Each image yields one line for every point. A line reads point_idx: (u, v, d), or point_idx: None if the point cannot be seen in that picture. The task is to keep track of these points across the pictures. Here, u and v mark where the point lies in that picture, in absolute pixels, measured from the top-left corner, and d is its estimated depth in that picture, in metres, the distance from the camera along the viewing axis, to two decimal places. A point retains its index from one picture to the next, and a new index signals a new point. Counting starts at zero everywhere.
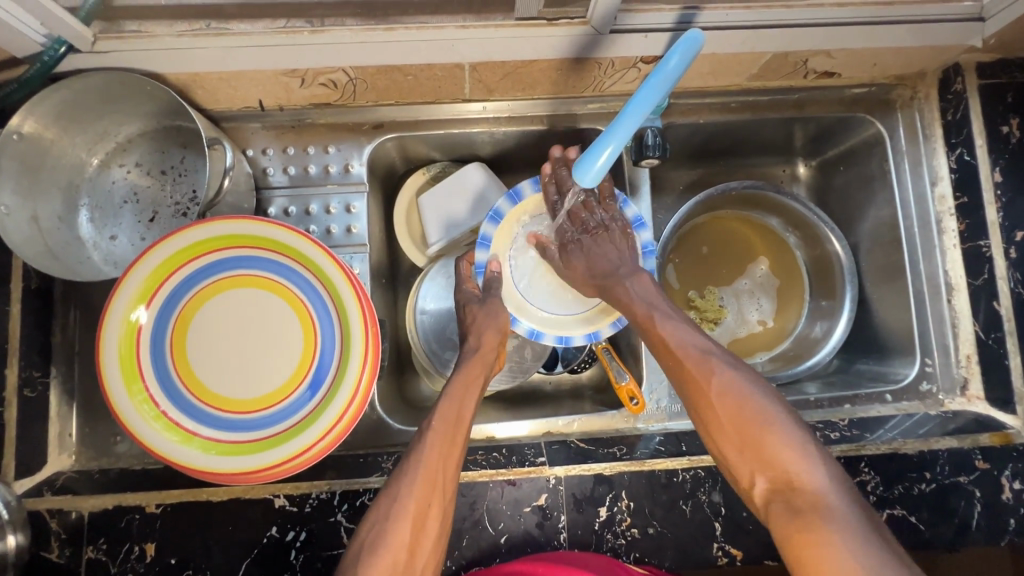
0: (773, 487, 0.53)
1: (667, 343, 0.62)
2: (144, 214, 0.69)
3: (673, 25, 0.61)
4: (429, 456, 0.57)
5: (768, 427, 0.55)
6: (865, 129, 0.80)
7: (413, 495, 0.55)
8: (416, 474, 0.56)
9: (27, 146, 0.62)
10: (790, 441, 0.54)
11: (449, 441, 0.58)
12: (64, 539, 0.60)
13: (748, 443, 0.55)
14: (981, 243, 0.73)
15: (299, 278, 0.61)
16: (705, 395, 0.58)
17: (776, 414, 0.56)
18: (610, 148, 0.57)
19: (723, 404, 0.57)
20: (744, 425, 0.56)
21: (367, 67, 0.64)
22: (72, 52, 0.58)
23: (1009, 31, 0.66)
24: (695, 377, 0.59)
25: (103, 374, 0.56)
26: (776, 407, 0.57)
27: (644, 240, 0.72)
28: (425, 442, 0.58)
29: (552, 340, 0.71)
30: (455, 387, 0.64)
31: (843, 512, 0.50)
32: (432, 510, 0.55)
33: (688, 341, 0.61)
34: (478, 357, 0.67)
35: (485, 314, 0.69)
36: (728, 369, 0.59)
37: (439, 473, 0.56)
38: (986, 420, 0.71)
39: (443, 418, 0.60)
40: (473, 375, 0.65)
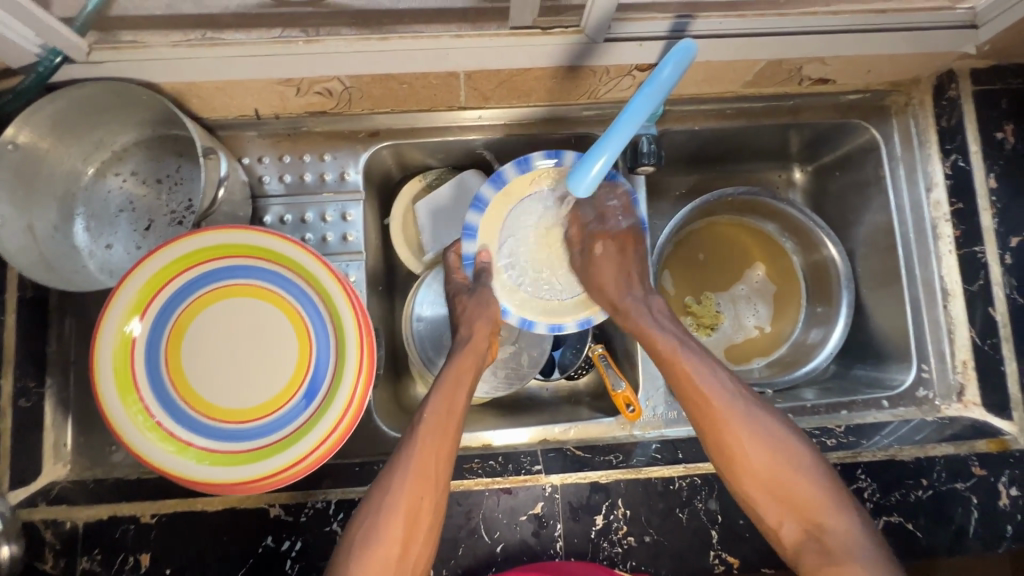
0: (803, 532, 0.58)
1: (694, 387, 0.63)
2: (140, 223, 0.69)
3: (667, 33, 0.61)
4: (421, 450, 0.57)
5: (797, 472, 0.59)
6: (861, 135, 0.80)
7: (406, 491, 0.56)
8: (408, 470, 0.56)
9: (22, 156, 0.61)
10: (818, 485, 0.59)
11: (442, 435, 0.59)
12: (59, 550, 0.60)
13: (778, 488, 0.59)
14: (977, 250, 0.73)
15: (294, 287, 0.61)
16: (738, 449, 0.60)
17: (805, 458, 0.60)
18: (604, 158, 0.56)
19: (755, 453, 0.60)
20: (776, 473, 0.59)
21: (363, 76, 0.64)
22: (67, 62, 0.58)
23: (1003, 38, 0.66)
24: (726, 426, 0.61)
25: (97, 386, 0.56)
26: (803, 449, 0.60)
27: (634, 223, 0.72)
28: (418, 435, 0.58)
29: (545, 329, 0.70)
30: (448, 378, 0.64)
31: (872, 555, 0.55)
32: (424, 505, 0.56)
33: (716, 386, 0.62)
34: (469, 348, 0.67)
35: (475, 303, 0.68)
36: (759, 413, 0.62)
37: (431, 468, 0.57)
38: (983, 426, 0.71)
39: (435, 411, 0.60)
40: (465, 367, 0.65)
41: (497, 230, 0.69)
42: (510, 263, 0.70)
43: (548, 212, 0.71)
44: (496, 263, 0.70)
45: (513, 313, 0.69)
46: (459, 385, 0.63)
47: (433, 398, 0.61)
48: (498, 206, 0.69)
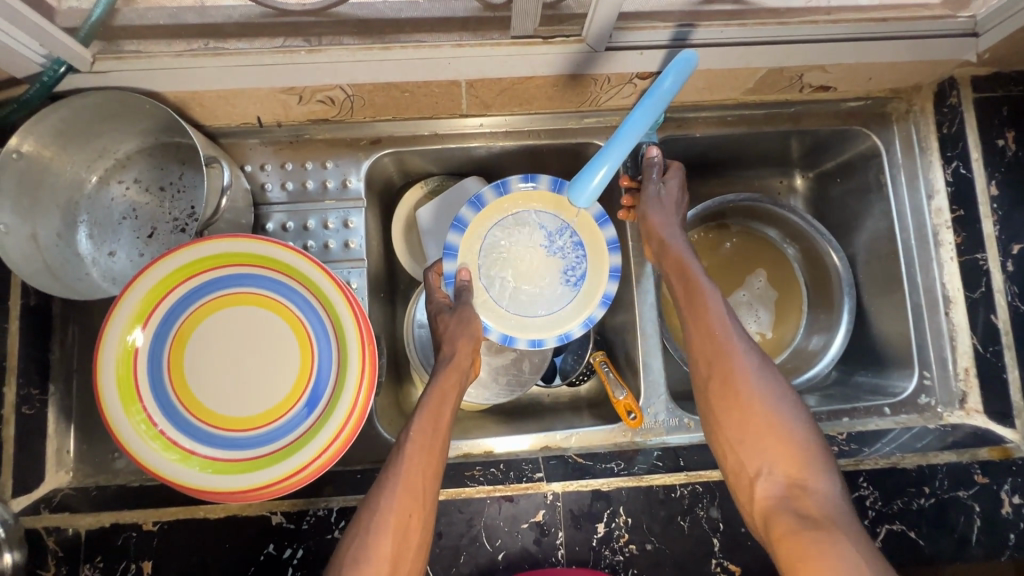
0: (781, 486, 0.55)
1: (704, 314, 0.64)
2: (142, 230, 0.70)
3: (668, 42, 0.61)
4: (410, 467, 0.57)
5: (784, 429, 0.57)
6: (862, 141, 0.80)
7: (395, 506, 0.55)
8: (396, 486, 0.56)
9: (26, 164, 0.62)
10: (803, 443, 0.57)
11: (428, 452, 0.58)
12: (61, 557, 0.60)
13: (765, 438, 0.57)
14: (979, 257, 0.73)
15: (296, 296, 0.61)
16: (734, 385, 0.60)
17: (797, 419, 0.58)
18: (606, 166, 0.58)
19: (747, 397, 0.59)
20: (760, 420, 0.58)
21: (365, 84, 0.64)
22: (71, 72, 0.58)
23: (1004, 45, 0.66)
24: (725, 369, 0.61)
25: (101, 395, 0.56)
26: (797, 411, 0.59)
27: (609, 235, 0.71)
28: (406, 453, 0.58)
29: (525, 345, 0.71)
30: (432, 397, 0.63)
31: (845, 516, 0.52)
32: (413, 521, 0.55)
33: (724, 331, 0.63)
34: (453, 365, 0.65)
35: (456, 321, 0.67)
36: (758, 366, 0.61)
37: (419, 487, 0.56)
38: (985, 433, 0.71)
39: (421, 428, 0.60)
40: (449, 385, 0.64)
41: (475, 252, 0.72)
42: (488, 282, 0.72)
43: (524, 231, 0.72)
44: (476, 282, 0.72)
45: (494, 329, 0.71)
46: (443, 402, 0.63)
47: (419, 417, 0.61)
48: (477, 227, 0.72)
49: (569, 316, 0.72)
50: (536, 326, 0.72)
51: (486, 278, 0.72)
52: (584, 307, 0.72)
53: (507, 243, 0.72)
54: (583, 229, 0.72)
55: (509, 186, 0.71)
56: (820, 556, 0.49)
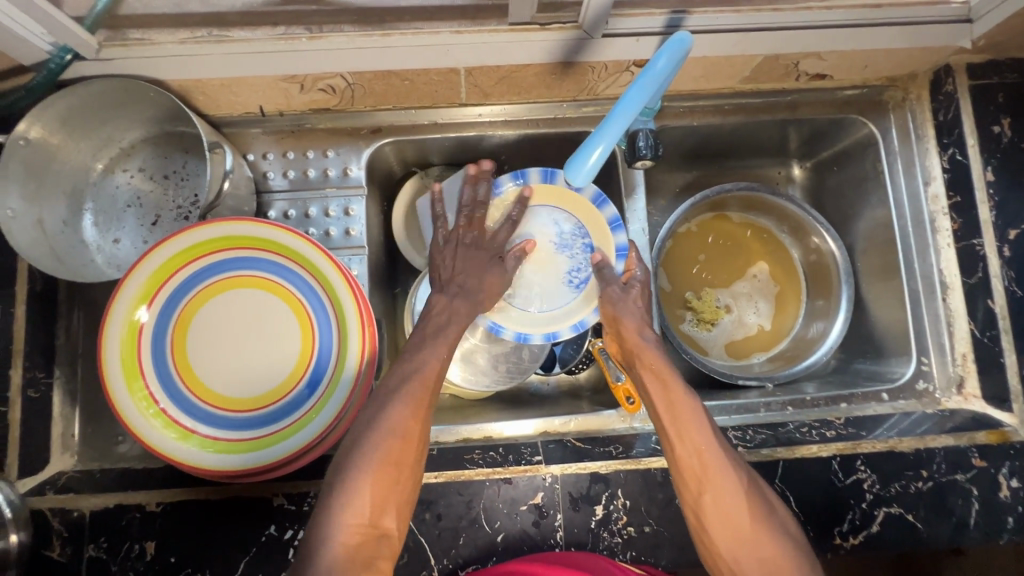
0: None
1: (679, 419, 0.61)
2: (147, 218, 0.71)
3: (663, 28, 0.62)
4: (408, 411, 0.57)
5: (777, 545, 0.55)
6: (859, 130, 0.81)
7: (388, 450, 0.54)
8: (391, 430, 0.55)
9: (33, 152, 0.63)
10: (794, 553, 0.55)
11: (424, 396, 0.59)
12: (66, 538, 0.60)
13: (754, 551, 0.55)
14: (975, 242, 0.73)
15: (298, 279, 0.62)
16: (720, 499, 0.57)
17: (786, 532, 0.56)
18: (602, 146, 0.56)
19: (734, 511, 0.56)
20: (751, 538, 0.55)
21: (365, 72, 0.65)
22: (77, 59, 0.59)
23: (999, 32, 0.67)
24: (707, 481, 0.57)
25: (104, 372, 0.57)
26: (784, 522, 0.57)
27: (610, 216, 0.72)
28: (402, 395, 0.58)
29: (511, 336, 0.72)
30: (431, 347, 0.63)
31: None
32: (405, 471, 0.55)
33: (709, 439, 0.59)
34: (465, 295, 0.68)
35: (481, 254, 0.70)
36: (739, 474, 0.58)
37: (415, 432, 0.56)
38: (983, 418, 0.71)
39: (425, 362, 0.61)
40: (460, 312, 0.67)
41: None
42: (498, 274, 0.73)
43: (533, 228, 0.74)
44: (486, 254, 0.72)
45: (509, 329, 0.72)
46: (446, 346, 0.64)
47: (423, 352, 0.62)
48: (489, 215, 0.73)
49: (561, 318, 0.73)
50: (523, 320, 0.73)
51: None
52: (577, 312, 0.74)
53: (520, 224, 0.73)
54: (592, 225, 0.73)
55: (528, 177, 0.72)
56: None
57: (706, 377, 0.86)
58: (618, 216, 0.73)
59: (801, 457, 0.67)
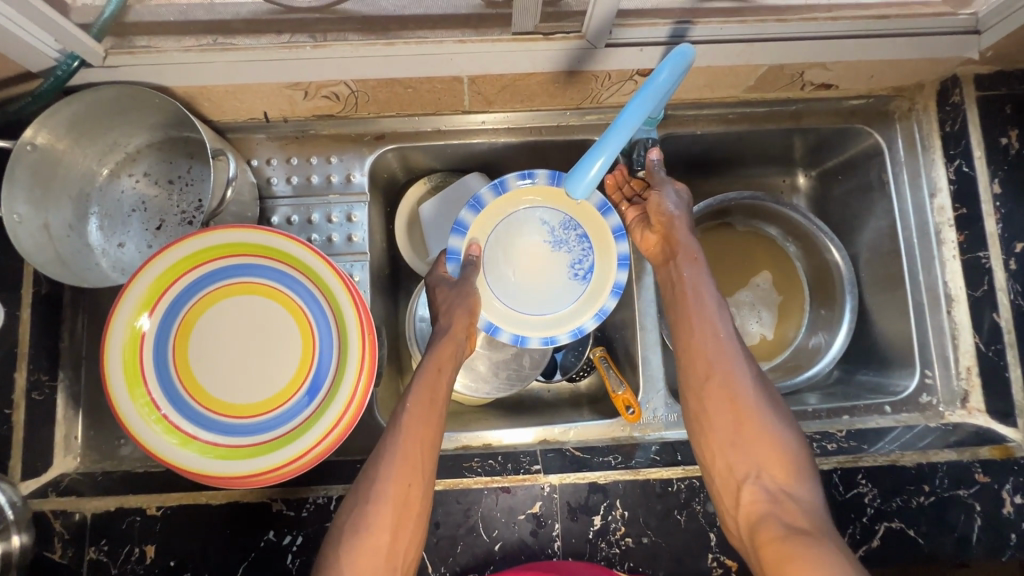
0: (766, 492, 0.59)
1: (697, 324, 0.66)
2: (151, 223, 0.71)
3: (667, 39, 0.62)
4: (393, 480, 0.57)
5: (775, 440, 0.61)
6: (865, 140, 0.80)
7: (392, 482, 0.57)
8: (393, 461, 0.58)
9: (40, 157, 0.64)
10: (790, 449, 0.60)
11: (413, 459, 0.58)
12: (68, 540, 0.61)
13: (752, 441, 0.61)
14: (981, 255, 0.73)
15: (299, 286, 0.62)
16: (728, 395, 0.63)
17: (787, 430, 0.61)
18: (603, 158, 0.57)
19: (740, 406, 0.62)
20: (751, 434, 0.61)
21: (369, 80, 0.65)
22: (84, 66, 0.60)
23: (1007, 43, 0.66)
24: (717, 380, 0.64)
25: (106, 379, 0.58)
26: (788, 425, 0.62)
27: (613, 225, 0.72)
28: (392, 454, 0.58)
29: (539, 342, 0.71)
30: (428, 368, 0.65)
31: (828, 524, 0.55)
32: (413, 493, 0.57)
33: (723, 341, 0.65)
34: (449, 337, 0.67)
35: (454, 293, 0.69)
36: (748, 376, 0.64)
37: (416, 458, 0.58)
38: (987, 432, 0.70)
39: (409, 425, 0.60)
40: (445, 356, 0.66)
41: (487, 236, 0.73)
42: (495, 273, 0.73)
43: (534, 229, 0.74)
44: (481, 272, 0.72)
45: (505, 330, 0.71)
46: (433, 401, 0.62)
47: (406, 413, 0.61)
48: (492, 212, 0.72)
49: (582, 311, 0.73)
50: (544, 324, 0.73)
51: (495, 270, 0.73)
52: (576, 316, 0.73)
53: (508, 237, 0.73)
54: (595, 230, 0.73)
55: (536, 178, 0.71)
56: (800, 558, 0.51)
57: None
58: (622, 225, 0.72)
59: None
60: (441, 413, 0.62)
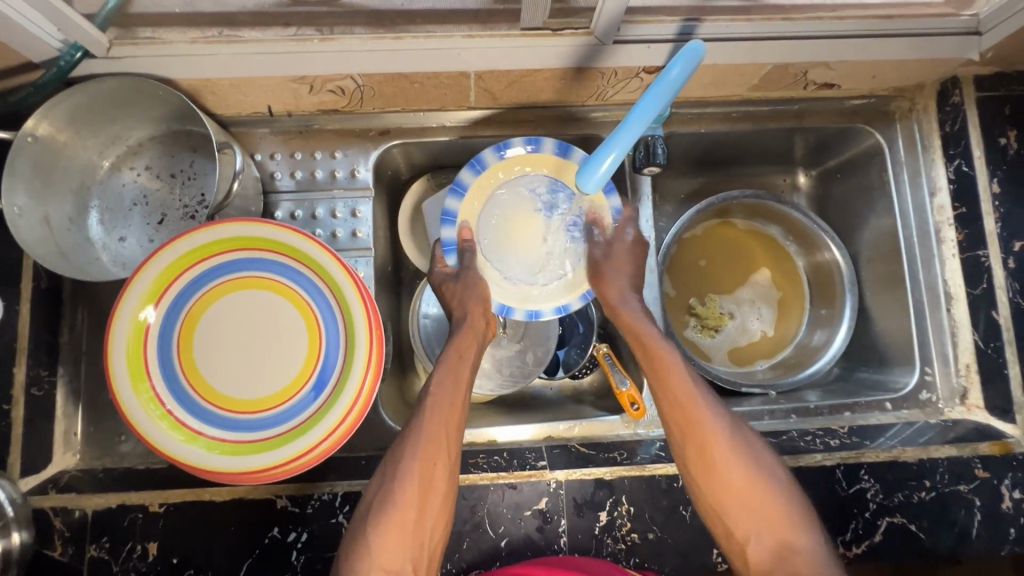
0: (770, 550, 0.57)
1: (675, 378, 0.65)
2: (153, 217, 0.70)
3: (674, 36, 0.62)
4: (427, 452, 0.58)
5: (768, 492, 0.59)
6: (866, 139, 0.81)
7: (418, 458, 0.58)
8: (420, 437, 0.59)
9: (41, 149, 0.63)
10: (786, 499, 0.59)
11: (448, 435, 0.60)
12: (68, 537, 0.60)
13: (747, 501, 0.59)
14: (981, 253, 0.74)
15: (306, 281, 0.62)
16: (714, 454, 0.61)
17: (778, 476, 0.60)
18: (613, 154, 0.56)
19: (729, 468, 0.60)
20: (754, 501, 0.59)
21: (375, 74, 0.65)
22: (87, 57, 0.59)
23: (1007, 45, 0.67)
24: (704, 444, 0.61)
25: (110, 374, 0.57)
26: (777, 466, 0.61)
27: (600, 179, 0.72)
28: (429, 424, 0.60)
29: (553, 313, 0.70)
30: (449, 355, 0.66)
31: (833, 574, 0.55)
32: (438, 469, 0.58)
33: (705, 408, 0.63)
34: (469, 326, 0.68)
35: (463, 287, 0.69)
36: (727, 426, 0.62)
37: (443, 437, 0.59)
38: (986, 429, 0.71)
39: (444, 402, 0.62)
40: (465, 344, 0.67)
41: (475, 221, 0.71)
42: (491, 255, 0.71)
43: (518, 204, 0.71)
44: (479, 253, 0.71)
45: (517, 308, 0.70)
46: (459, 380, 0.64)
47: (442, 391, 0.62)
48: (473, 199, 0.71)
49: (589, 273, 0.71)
50: (557, 292, 0.71)
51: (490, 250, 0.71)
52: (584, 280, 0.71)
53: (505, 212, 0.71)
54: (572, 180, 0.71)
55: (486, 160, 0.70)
56: None
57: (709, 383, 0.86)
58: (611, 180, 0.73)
59: (803, 465, 0.67)
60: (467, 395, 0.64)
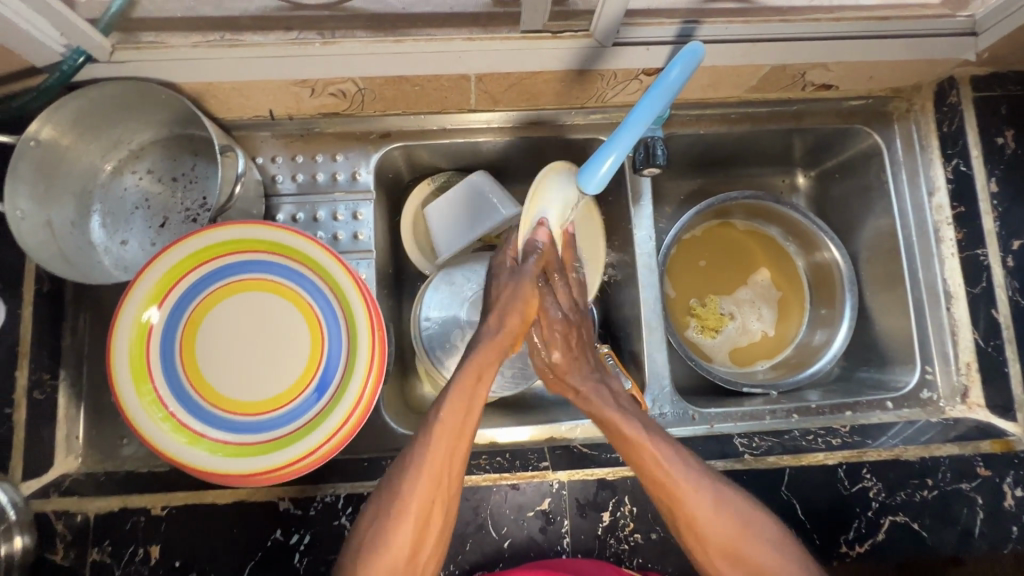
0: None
1: (649, 451, 0.58)
2: (155, 220, 0.70)
3: (674, 38, 0.62)
4: (416, 500, 0.54)
5: (760, 556, 0.55)
6: (864, 140, 0.81)
7: (416, 492, 0.54)
8: (419, 469, 0.55)
9: (43, 153, 0.63)
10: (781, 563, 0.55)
11: (435, 485, 0.55)
12: (70, 541, 0.60)
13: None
14: (980, 252, 0.74)
15: (308, 283, 0.62)
16: (699, 527, 0.56)
17: (770, 541, 0.55)
18: (614, 155, 0.56)
19: (717, 536, 0.56)
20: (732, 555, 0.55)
21: (376, 78, 0.65)
22: (90, 62, 0.59)
23: (1004, 45, 0.67)
24: (689, 517, 0.56)
25: (113, 376, 0.57)
26: (770, 531, 0.56)
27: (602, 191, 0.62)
28: (414, 473, 0.55)
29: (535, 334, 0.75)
30: (469, 370, 0.59)
31: None
32: (436, 505, 0.55)
33: (668, 457, 0.57)
34: (503, 334, 0.63)
35: (511, 287, 0.65)
36: (712, 494, 0.56)
37: (444, 467, 0.55)
38: (987, 427, 0.71)
39: (429, 454, 0.55)
40: (489, 361, 0.61)
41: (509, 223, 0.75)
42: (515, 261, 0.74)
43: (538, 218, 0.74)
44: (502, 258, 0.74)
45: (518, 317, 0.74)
46: (469, 411, 0.58)
47: (440, 420, 0.56)
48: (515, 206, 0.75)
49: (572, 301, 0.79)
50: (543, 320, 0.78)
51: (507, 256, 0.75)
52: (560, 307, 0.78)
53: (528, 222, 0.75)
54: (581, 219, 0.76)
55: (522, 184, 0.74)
56: None
57: (711, 384, 0.86)
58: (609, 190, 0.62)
59: (806, 464, 0.67)
60: (477, 423, 0.58)
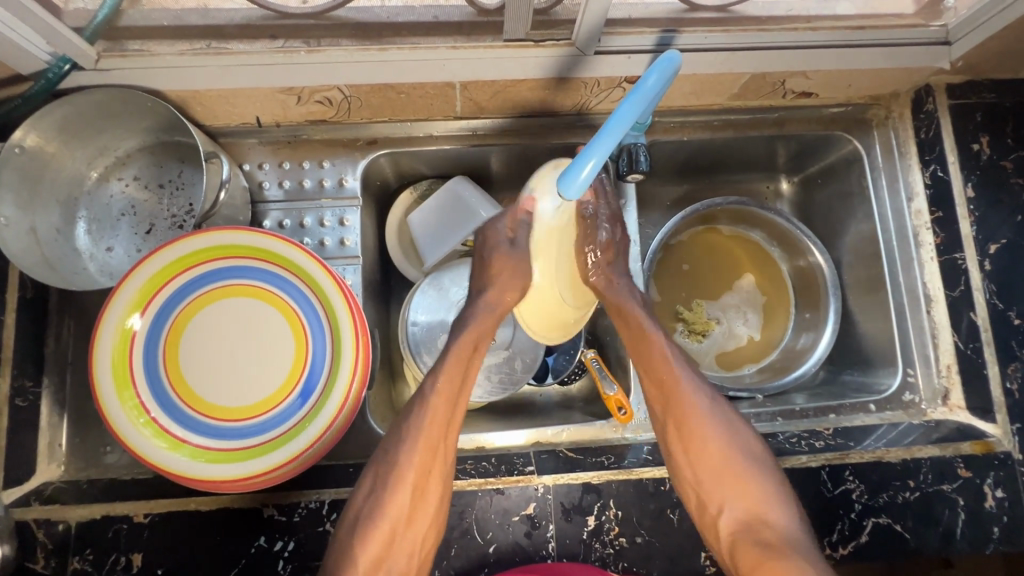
0: (744, 519, 0.62)
1: (667, 374, 0.69)
2: (141, 227, 0.71)
3: (654, 46, 0.64)
4: (411, 470, 0.60)
5: (747, 474, 0.64)
6: (844, 146, 0.83)
7: (436, 408, 0.63)
8: (440, 386, 0.64)
9: (28, 159, 0.63)
10: (767, 484, 0.63)
11: (451, 402, 0.63)
12: (51, 550, 0.60)
13: (727, 480, 0.64)
14: (957, 256, 0.75)
15: (292, 288, 0.62)
16: (698, 439, 0.66)
17: (758, 457, 0.65)
18: (593, 161, 0.56)
19: (712, 454, 0.65)
20: (727, 467, 0.64)
21: (361, 85, 0.66)
22: (76, 70, 0.60)
23: (977, 54, 0.69)
24: (688, 429, 0.66)
25: (95, 384, 0.57)
26: (759, 451, 0.65)
27: (580, 176, 0.57)
28: (433, 398, 0.63)
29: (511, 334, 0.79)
30: (484, 301, 0.70)
31: (804, 545, 0.59)
32: (452, 427, 0.63)
33: (682, 376, 0.69)
34: (490, 313, 0.70)
35: (513, 265, 0.70)
36: (711, 409, 0.67)
37: (458, 389, 0.64)
38: (967, 428, 0.72)
39: (455, 368, 0.65)
40: (481, 333, 0.68)
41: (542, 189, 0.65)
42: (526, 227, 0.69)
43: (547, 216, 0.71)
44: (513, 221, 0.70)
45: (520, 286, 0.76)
46: (462, 384, 0.65)
47: (459, 342, 0.67)
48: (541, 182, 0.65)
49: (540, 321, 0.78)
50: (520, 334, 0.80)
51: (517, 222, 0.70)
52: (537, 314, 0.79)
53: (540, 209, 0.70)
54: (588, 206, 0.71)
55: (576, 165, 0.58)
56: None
57: None
58: (587, 179, 0.58)
59: (789, 467, 0.68)
60: (469, 395, 0.66)
